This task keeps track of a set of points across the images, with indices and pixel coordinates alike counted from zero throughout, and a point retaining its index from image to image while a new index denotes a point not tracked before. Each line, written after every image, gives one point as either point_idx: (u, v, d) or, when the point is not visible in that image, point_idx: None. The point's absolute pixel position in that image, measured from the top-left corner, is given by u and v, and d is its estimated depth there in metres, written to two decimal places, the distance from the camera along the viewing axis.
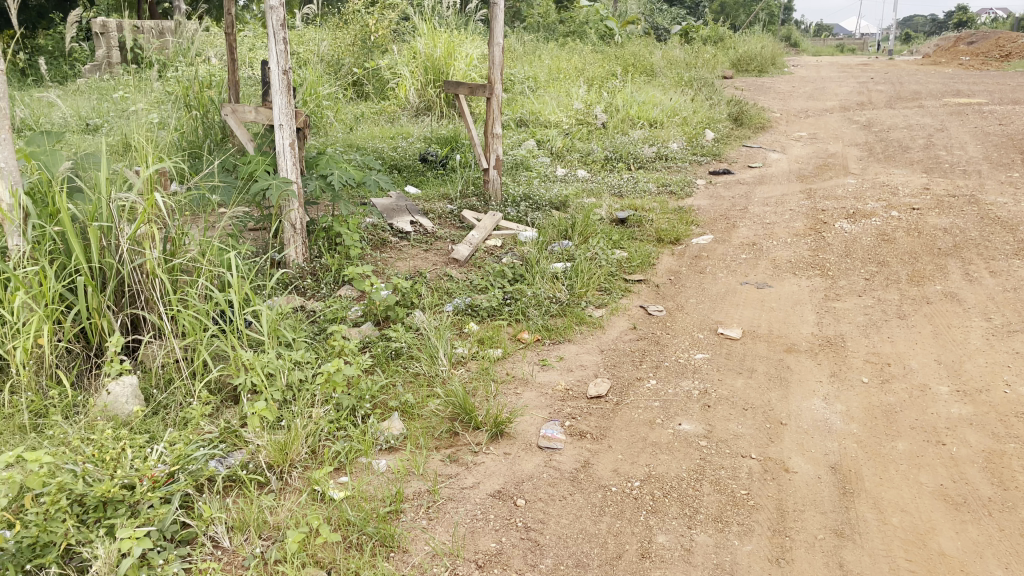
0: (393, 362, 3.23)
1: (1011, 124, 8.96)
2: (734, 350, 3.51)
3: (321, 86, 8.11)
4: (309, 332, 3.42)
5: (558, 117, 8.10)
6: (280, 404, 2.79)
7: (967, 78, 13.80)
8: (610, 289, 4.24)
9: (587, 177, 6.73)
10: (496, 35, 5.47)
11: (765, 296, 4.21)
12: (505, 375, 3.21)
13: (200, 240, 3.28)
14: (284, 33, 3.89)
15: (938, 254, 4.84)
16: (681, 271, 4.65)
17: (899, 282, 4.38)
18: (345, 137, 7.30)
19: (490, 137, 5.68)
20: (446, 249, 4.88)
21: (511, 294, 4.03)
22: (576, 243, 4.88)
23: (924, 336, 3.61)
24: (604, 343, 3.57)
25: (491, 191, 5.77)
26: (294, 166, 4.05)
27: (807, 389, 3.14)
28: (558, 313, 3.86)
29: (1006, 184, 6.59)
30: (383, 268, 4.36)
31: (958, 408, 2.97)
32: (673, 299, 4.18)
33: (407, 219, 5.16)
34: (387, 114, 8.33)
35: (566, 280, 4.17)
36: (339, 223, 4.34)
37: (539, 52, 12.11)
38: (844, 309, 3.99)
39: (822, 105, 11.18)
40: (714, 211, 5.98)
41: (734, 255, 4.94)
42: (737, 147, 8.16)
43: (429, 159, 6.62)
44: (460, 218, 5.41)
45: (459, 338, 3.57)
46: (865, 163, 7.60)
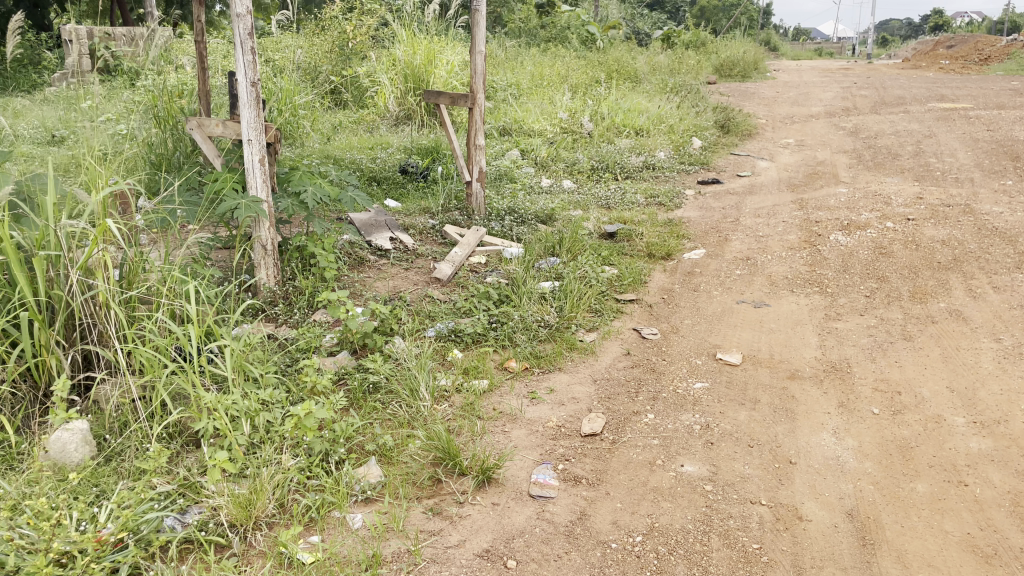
0: (370, 398, 2.99)
1: (1000, 130, 8.85)
2: (734, 378, 3.30)
3: (298, 95, 7.87)
4: (280, 365, 3.18)
5: (542, 126, 7.90)
6: (246, 450, 2.56)
7: (951, 82, 13.75)
8: (601, 310, 4.02)
9: (573, 188, 6.53)
10: (478, 43, 5.25)
11: (763, 317, 4.01)
12: (491, 410, 2.97)
13: (159, 266, 3.03)
14: (251, 43, 3.66)
15: (938, 268, 4.67)
16: (674, 289, 4.45)
17: (901, 299, 4.20)
18: (322, 148, 7.06)
19: (473, 149, 5.46)
20: (428, 268, 4.65)
21: (497, 317, 3.81)
22: (564, 259, 4.66)
23: (933, 360, 3.42)
24: (597, 371, 3.36)
25: (474, 205, 5.55)
26: (264, 183, 3.82)
27: (815, 422, 2.93)
28: (546, 338, 3.64)
29: (1000, 192, 6.45)
30: (360, 289, 4.12)
31: (978, 442, 2.77)
32: (667, 321, 3.97)
33: (386, 236, 4.93)
34: (366, 124, 8.09)
35: (555, 302, 3.95)
36: (313, 242, 4.10)
37: (521, 58, 11.92)
38: (846, 330, 3.79)
39: (807, 111, 11.06)
40: (705, 223, 5.79)
41: (729, 270, 4.75)
42: (725, 155, 7.99)
43: (409, 171, 6.39)
44: (443, 234, 5.18)
45: (442, 368, 3.34)
46: (855, 171, 7.45)
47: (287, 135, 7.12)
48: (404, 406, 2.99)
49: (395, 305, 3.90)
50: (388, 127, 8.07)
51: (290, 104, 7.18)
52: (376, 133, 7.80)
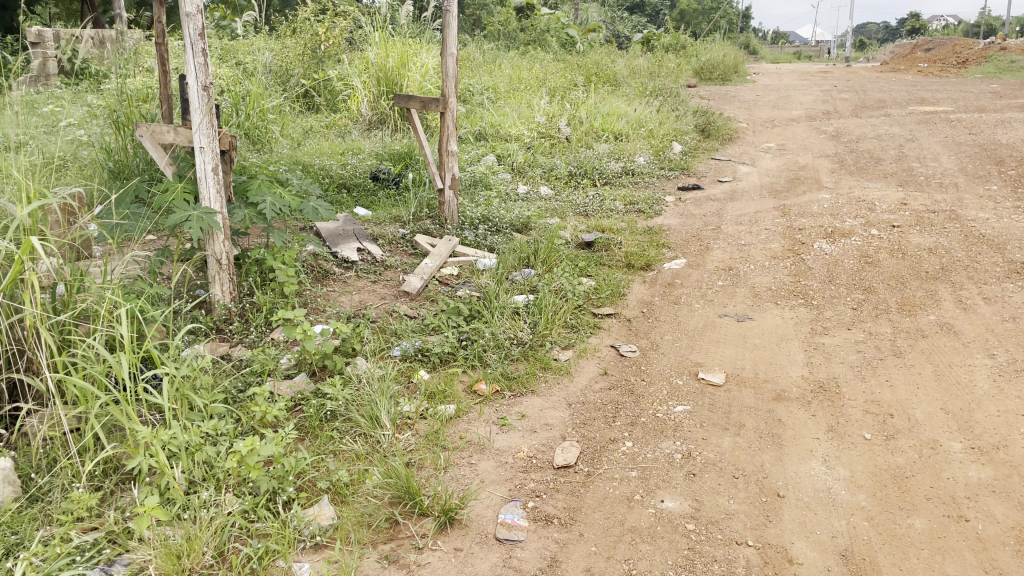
0: (326, 429, 2.78)
1: (982, 133, 8.76)
2: (717, 400, 3.11)
3: (267, 100, 7.66)
4: (230, 392, 2.96)
5: (518, 130, 7.70)
6: (185, 489, 2.33)
7: (931, 85, 13.69)
8: (577, 326, 3.82)
9: (550, 195, 6.33)
10: (449, 46, 5.04)
11: (747, 331, 3.83)
12: (457, 439, 2.76)
13: (97, 286, 2.81)
14: (203, 44, 3.44)
15: (926, 278, 4.51)
16: (653, 302, 4.26)
17: (889, 311, 4.04)
18: (291, 154, 6.83)
19: (445, 155, 5.26)
20: (397, 280, 4.43)
21: (467, 334, 3.60)
22: (539, 271, 4.46)
23: (925, 379, 3.25)
24: (572, 393, 3.15)
25: (447, 214, 5.34)
26: (218, 194, 3.59)
27: (803, 449, 2.75)
28: (518, 357, 3.44)
29: (985, 198, 6.32)
30: (323, 305, 3.89)
31: (977, 471, 2.59)
32: (646, 336, 3.78)
33: (353, 246, 4.73)
34: (338, 128, 7.87)
35: (528, 318, 3.75)
36: (272, 255, 3.87)
37: (499, 62, 11.72)
38: (833, 346, 3.62)
39: (788, 114, 10.94)
40: (686, 231, 5.61)
41: (710, 281, 4.57)
42: (706, 160, 7.84)
43: (380, 177, 6.20)
44: (413, 244, 4.96)
45: (406, 392, 3.13)
46: (838, 176, 7.31)
47: (255, 139, 7.05)
48: (364, 436, 2.78)
49: (358, 323, 3.68)
50: (360, 131, 7.84)
51: (259, 108, 7.19)
52: (349, 138, 7.58)
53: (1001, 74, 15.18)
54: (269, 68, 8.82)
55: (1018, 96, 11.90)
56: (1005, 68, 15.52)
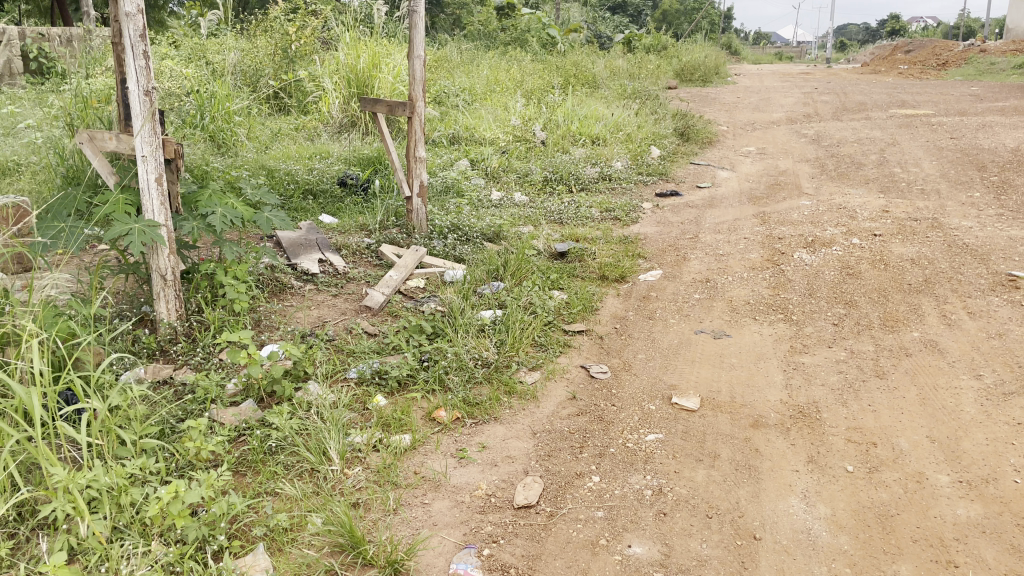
0: (269, 466, 2.57)
1: (963, 138, 8.66)
2: (691, 427, 2.93)
3: (232, 101, 7.63)
4: (168, 422, 2.75)
5: (493, 134, 7.50)
6: (107, 538, 2.12)
7: (912, 88, 13.61)
8: (546, 344, 3.63)
9: (525, 201, 6.15)
10: (416, 48, 4.84)
11: (723, 349, 3.66)
12: (411, 474, 2.56)
13: (20, 311, 2.59)
14: (144, 47, 3.22)
15: (909, 291, 4.37)
16: (627, 317, 4.08)
17: (872, 327, 3.88)
18: (256, 158, 6.61)
19: (413, 161, 5.06)
20: (359, 294, 4.23)
21: (429, 354, 3.40)
22: (508, 284, 4.26)
23: (910, 403, 3.09)
24: (538, 420, 2.96)
25: (415, 222, 5.13)
26: (162, 206, 3.38)
27: (782, 484, 2.57)
28: (482, 380, 3.24)
29: (967, 205, 6.20)
30: (278, 323, 3.69)
31: (966, 508, 2.43)
32: (618, 355, 3.60)
33: (315, 256, 4.52)
34: (307, 131, 7.64)
35: (494, 336, 3.55)
36: (223, 269, 3.66)
37: (477, 63, 11.51)
38: (814, 366, 3.45)
39: (768, 117, 10.81)
40: (662, 240, 5.44)
41: (686, 294, 4.40)
42: (685, 165, 7.68)
43: (348, 183, 6.01)
44: (379, 254, 4.75)
45: (360, 420, 2.93)
46: (818, 181, 7.18)
47: (220, 142, 7.01)
48: (310, 472, 2.59)
49: (314, 343, 3.47)
50: (330, 134, 7.61)
51: (224, 110, 7.21)
52: (318, 141, 7.36)
53: (980, 76, 15.16)
54: (239, 69, 8.57)
55: (998, 98, 11.84)
56: (985, 71, 15.52)
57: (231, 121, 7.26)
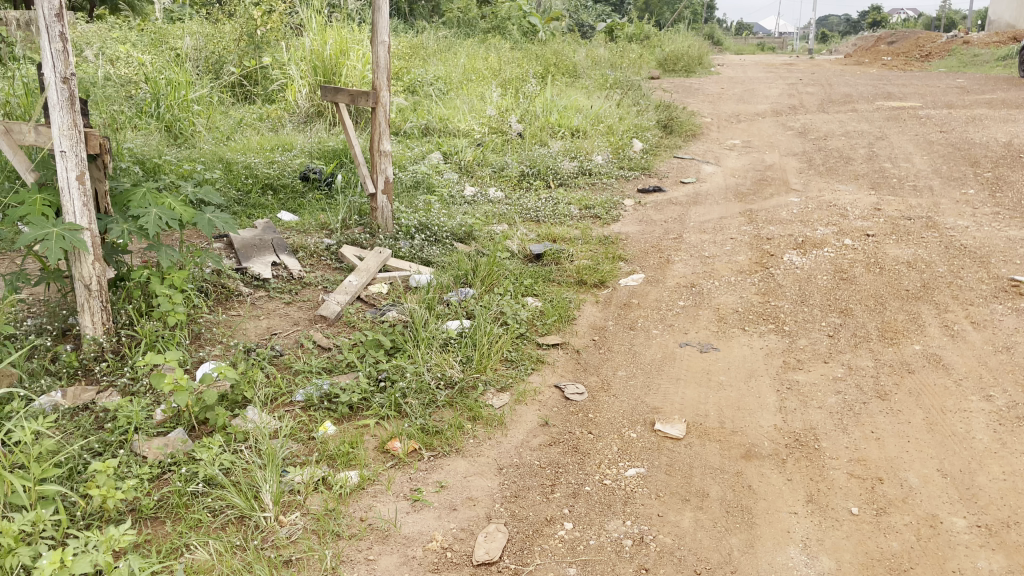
0: (191, 513, 2.24)
1: (952, 131, 8.41)
2: (676, 460, 2.62)
3: (192, 90, 7.23)
4: (79, 459, 2.42)
5: (468, 125, 7.14)
6: None
7: (897, 79, 13.39)
8: (517, 360, 3.30)
9: (500, 197, 5.82)
10: (379, 33, 4.47)
11: (711, 365, 3.34)
12: (355, 523, 2.23)
13: None
14: (63, 28, 2.86)
15: (907, 298, 4.08)
16: (606, 328, 3.76)
17: (870, 340, 3.58)
18: (215, 149, 6.23)
19: (377, 155, 4.70)
20: (316, 302, 3.88)
21: (386, 373, 3.06)
22: (478, 291, 3.92)
23: (916, 430, 2.79)
24: (505, 451, 2.64)
25: (380, 221, 4.77)
26: (84, 208, 3.02)
27: (779, 530, 2.27)
28: (444, 404, 2.91)
29: (961, 202, 5.94)
30: (220, 336, 3.36)
31: (988, 561, 2.14)
32: (596, 373, 3.28)
33: (268, 259, 4.17)
34: (272, 121, 7.25)
35: (459, 352, 3.22)
36: (159, 277, 3.31)
37: (453, 50, 11.12)
38: (809, 386, 3.15)
39: (753, 109, 10.52)
40: (645, 240, 5.13)
41: (670, 301, 4.09)
42: (668, 159, 7.37)
43: (311, 178, 5.68)
44: (340, 257, 4.40)
45: (303, 454, 2.60)
46: (806, 177, 6.89)
47: (176, 134, 6.62)
48: (239, 518, 2.26)
49: (258, 361, 3.13)
50: (296, 125, 7.21)
51: (181, 98, 6.81)
52: (283, 132, 6.97)
53: (964, 68, 14.97)
54: (200, 55, 8.15)
55: (985, 91, 11.63)
56: (969, 62, 15.33)
57: (190, 111, 6.87)
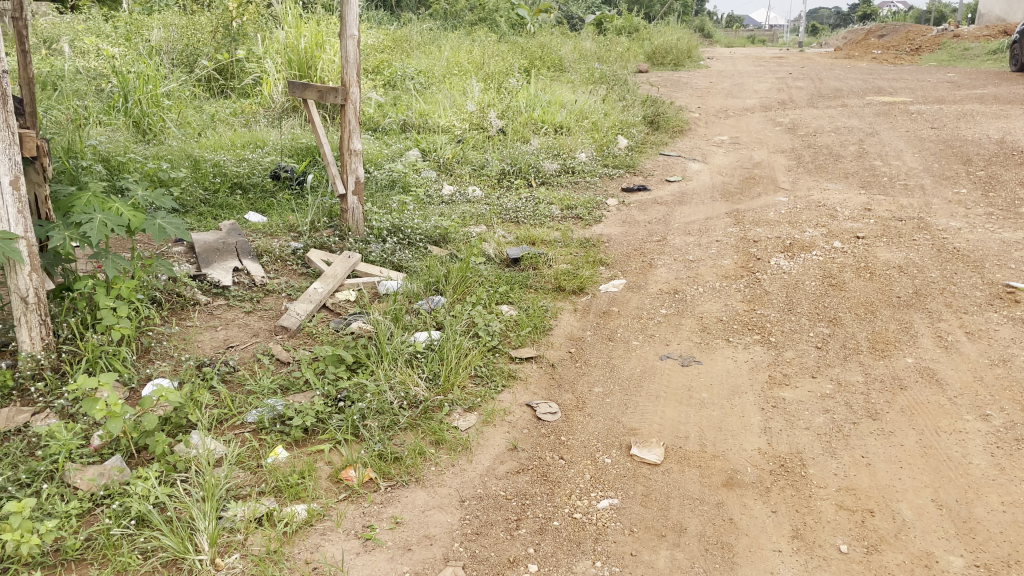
0: (119, 556, 2.06)
1: (944, 128, 8.25)
2: (653, 489, 2.44)
3: (162, 84, 6.99)
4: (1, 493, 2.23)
5: (448, 121, 6.92)
6: None
7: (888, 74, 13.22)
8: (487, 376, 3.11)
9: (479, 196, 5.63)
10: (348, 26, 4.25)
11: (693, 381, 3.16)
12: (300, 568, 2.04)
13: None
14: None
15: (898, 306, 3.91)
16: (584, 339, 3.57)
17: (860, 352, 3.41)
18: (183, 146, 6.01)
19: (348, 154, 4.49)
20: (278, 311, 3.68)
21: (345, 392, 2.86)
22: (450, 299, 3.72)
23: (909, 456, 2.62)
24: (468, 480, 2.45)
25: (350, 222, 4.56)
26: (19, 215, 2.80)
27: (762, 571, 2.09)
28: (405, 426, 2.72)
29: (954, 203, 5.78)
30: (172, 350, 3.17)
31: None
32: (571, 389, 3.09)
33: (230, 264, 3.97)
34: (246, 115, 7.03)
35: (425, 368, 3.03)
36: (105, 287, 3.11)
37: (438, 43, 10.89)
38: (795, 404, 2.97)
39: (741, 103, 10.35)
40: (627, 242, 4.95)
41: (652, 309, 3.91)
42: (654, 156, 7.18)
43: (282, 176, 5.47)
44: (306, 262, 4.19)
45: (249, 485, 2.40)
46: (795, 175, 6.71)
47: (145, 129, 6.39)
48: (171, 561, 2.08)
49: (210, 379, 2.94)
50: (271, 119, 6.98)
51: (151, 93, 6.59)
52: (257, 127, 6.74)
53: (955, 62, 14.83)
54: (173, 48, 7.90)
55: (975, 86, 11.49)
56: (959, 56, 15.20)
57: (159, 106, 6.64)
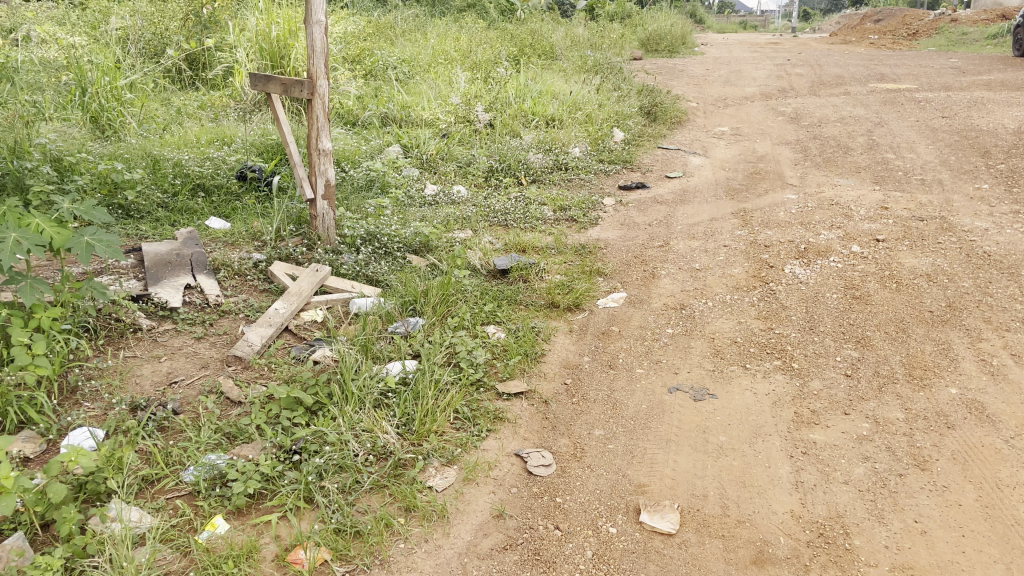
0: None
1: (956, 117, 7.82)
2: (668, 572, 2.03)
3: (124, 76, 6.51)
4: None
5: (432, 114, 6.45)
6: None
7: (890, 59, 12.78)
8: (469, 419, 2.67)
9: (464, 196, 5.19)
10: (313, 11, 3.79)
11: (708, 420, 2.73)
12: None
13: None
14: None
15: (932, 322, 3.48)
16: (581, 367, 3.13)
17: (896, 381, 2.99)
18: (143, 142, 5.54)
19: (316, 154, 4.02)
20: (233, 337, 3.23)
21: (301, 443, 2.43)
22: (429, 320, 3.28)
23: (970, 520, 2.21)
24: (445, 564, 2.03)
25: (321, 230, 4.11)
26: None
27: None
28: (371, 488, 2.28)
29: (975, 200, 5.36)
30: (103, 389, 2.73)
31: None
32: (567, 433, 2.66)
33: (182, 281, 3.54)
34: (214, 108, 6.57)
35: (397, 412, 2.59)
36: (22, 319, 2.67)
37: (424, 30, 10.40)
38: (829, 450, 2.55)
39: (741, 92, 9.91)
40: (626, 247, 4.53)
41: (657, 329, 3.48)
42: (652, 150, 6.75)
43: (249, 177, 5.01)
44: (269, 276, 3.74)
45: (177, 573, 1.97)
46: (803, 169, 6.29)
47: (103, 125, 5.92)
48: None
49: (142, 427, 2.50)
50: (242, 112, 6.50)
51: (111, 86, 6.12)
52: (227, 122, 6.27)
53: (955, 46, 14.40)
54: (140, 36, 7.41)
55: (981, 72, 11.05)
56: (958, 41, 14.78)
57: (120, 100, 6.16)
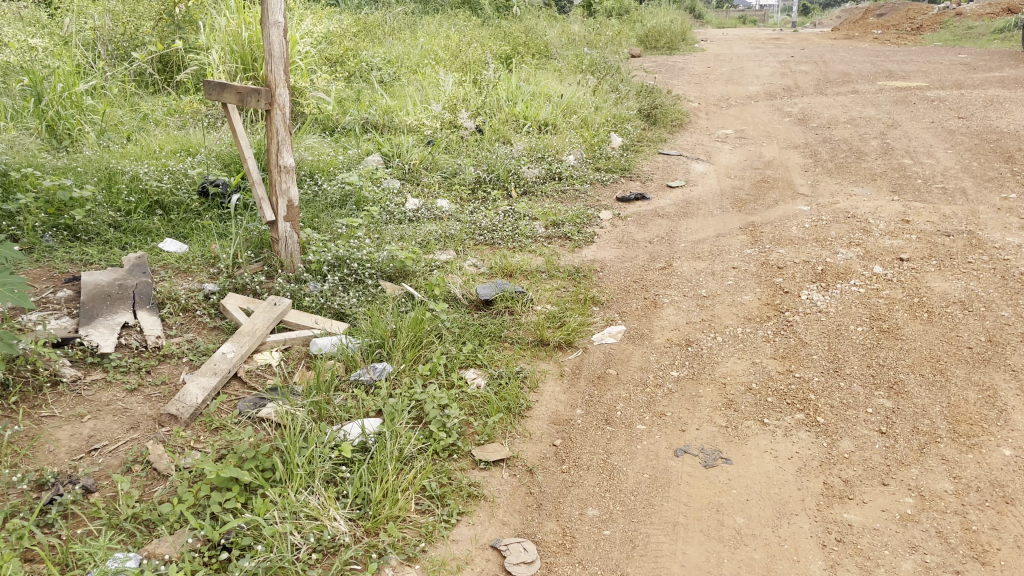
0: None
1: (972, 117, 7.38)
2: None
3: (87, 82, 6.07)
4: None
5: (417, 119, 6.02)
6: None
7: (896, 55, 12.32)
8: (437, 497, 2.26)
9: (448, 211, 4.76)
10: (271, 10, 3.36)
11: (722, 494, 2.31)
12: None
13: None
14: None
15: (973, 362, 3.05)
16: (573, 423, 2.70)
17: (940, 440, 2.55)
18: (101, 153, 5.11)
19: (277, 171, 3.58)
20: (172, 388, 2.80)
21: (230, 538, 2.01)
22: (397, 367, 2.85)
23: None
24: None
25: (284, 255, 3.67)
26: None
27: None
28: None
29: (1004, 210, 4.92)
30: (4, 463, 2.30)
31: None
32: (555, 515, 2.24)
33: (119, 318, 3.11)
34: (183, 114, 6.13)
35: (349, 492, 2.17)
36: None
37: (414, 29, 9.94)
38: (868, 537, 2.12)
39: (744, 90, 9.47)
40: (626, 270, 4.10)
41: (660, 371, 3.05)
42: (651, 156, 6.32)
43: (211, 192, 4.58)
44: (223, 311, 3.31)
45: None
46: (813, 176, 5.86)
47: (60, 134, 5.48)
48: None
49: (41, 517, 2.07)
50: (213, 119, 6.07)
51: (69, 91, 5.68)
52: (195, 129, 5.84)
53: (962, 41, 13.96)
54: (108, 38, 6.98)
55: (992, 68, 10.60)
56: (963, 36, 14.33)
57: (80, 107, 5.73)
